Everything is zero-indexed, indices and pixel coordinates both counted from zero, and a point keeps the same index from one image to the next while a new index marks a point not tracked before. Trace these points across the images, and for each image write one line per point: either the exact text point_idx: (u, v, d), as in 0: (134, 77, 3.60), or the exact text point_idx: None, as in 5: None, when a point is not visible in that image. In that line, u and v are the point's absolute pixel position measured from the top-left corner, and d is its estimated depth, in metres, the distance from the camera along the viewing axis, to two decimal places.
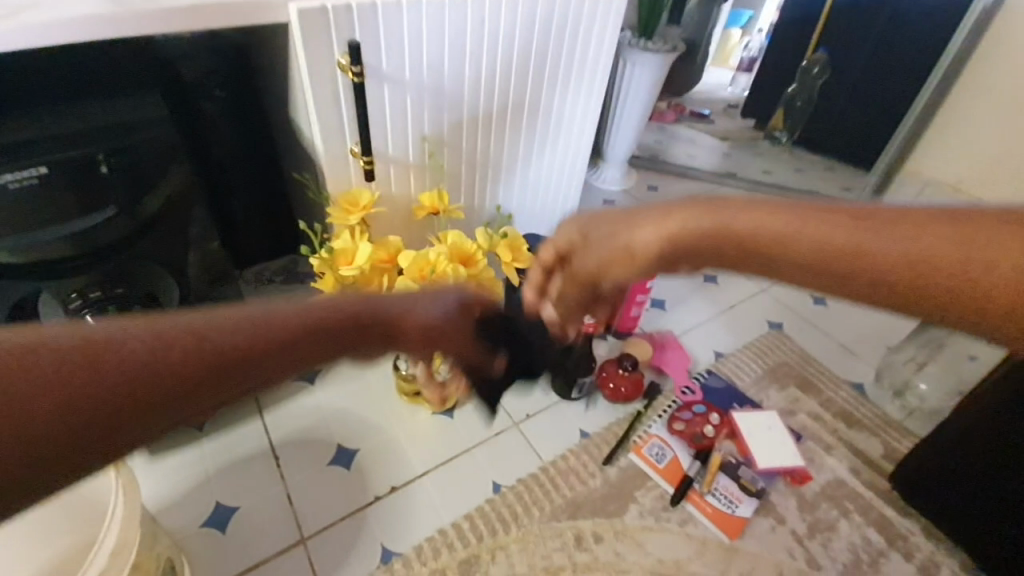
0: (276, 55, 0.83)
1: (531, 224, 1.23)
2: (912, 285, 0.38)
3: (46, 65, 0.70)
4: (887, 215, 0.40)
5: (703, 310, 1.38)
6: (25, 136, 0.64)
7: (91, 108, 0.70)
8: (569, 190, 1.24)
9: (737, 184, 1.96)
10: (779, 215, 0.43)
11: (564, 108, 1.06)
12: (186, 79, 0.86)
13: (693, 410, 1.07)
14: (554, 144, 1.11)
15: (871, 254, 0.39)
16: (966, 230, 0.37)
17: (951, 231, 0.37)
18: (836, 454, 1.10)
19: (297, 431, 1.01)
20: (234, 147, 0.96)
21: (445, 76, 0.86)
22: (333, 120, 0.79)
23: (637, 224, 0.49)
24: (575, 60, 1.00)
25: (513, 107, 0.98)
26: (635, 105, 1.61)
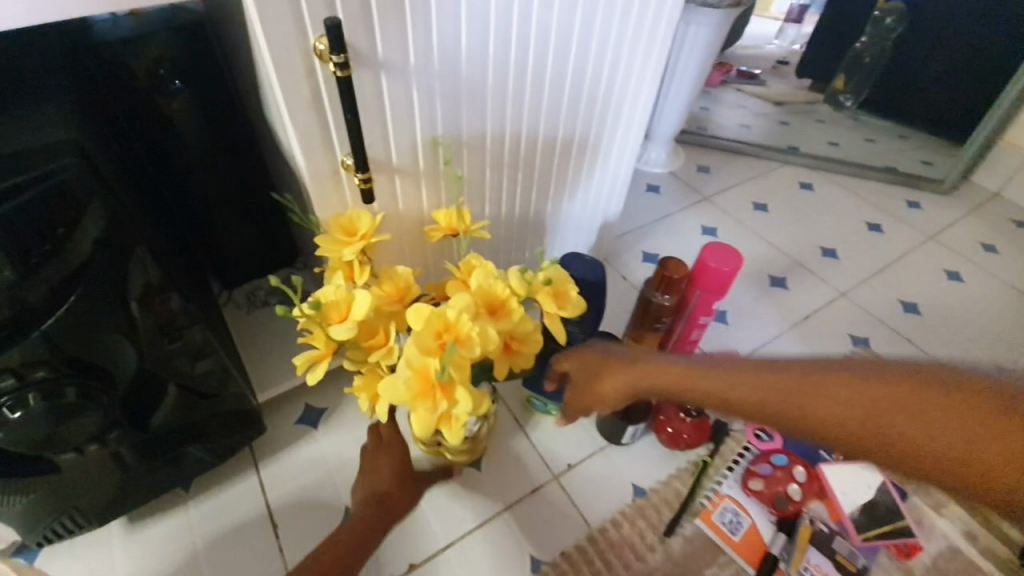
0: (240, 37, 0.64)
1: (567, 230, 1.03)
2: (929, 464, 0.42)
3: None
4: (815, 378, 0.48)
5: (771, 322, 1.17)
6: None
7: None
8: (614, 187, 1.02)
9: (802, 161, 1.69)
10: (730, 374, 0.52)
11: (613, 91, 0.84)
12: (139, 66, 0.67)
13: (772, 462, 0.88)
14: (599, 135, 0.89)
15: (884, 433, 0.44)
16: (948, 409, 0.42)
17: (944, 421, 0.42)
18: (946, 512, 0.90)
19: (300, 489, 0.86)
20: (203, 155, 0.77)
21: (462, 60, 0.65)
22: (314, 126, 0.60)
23: (605, 372, 0.61)
24: (629, 29, 0.77)
25: (550, 94, 0.76)
26: (688, 74, 1.36)
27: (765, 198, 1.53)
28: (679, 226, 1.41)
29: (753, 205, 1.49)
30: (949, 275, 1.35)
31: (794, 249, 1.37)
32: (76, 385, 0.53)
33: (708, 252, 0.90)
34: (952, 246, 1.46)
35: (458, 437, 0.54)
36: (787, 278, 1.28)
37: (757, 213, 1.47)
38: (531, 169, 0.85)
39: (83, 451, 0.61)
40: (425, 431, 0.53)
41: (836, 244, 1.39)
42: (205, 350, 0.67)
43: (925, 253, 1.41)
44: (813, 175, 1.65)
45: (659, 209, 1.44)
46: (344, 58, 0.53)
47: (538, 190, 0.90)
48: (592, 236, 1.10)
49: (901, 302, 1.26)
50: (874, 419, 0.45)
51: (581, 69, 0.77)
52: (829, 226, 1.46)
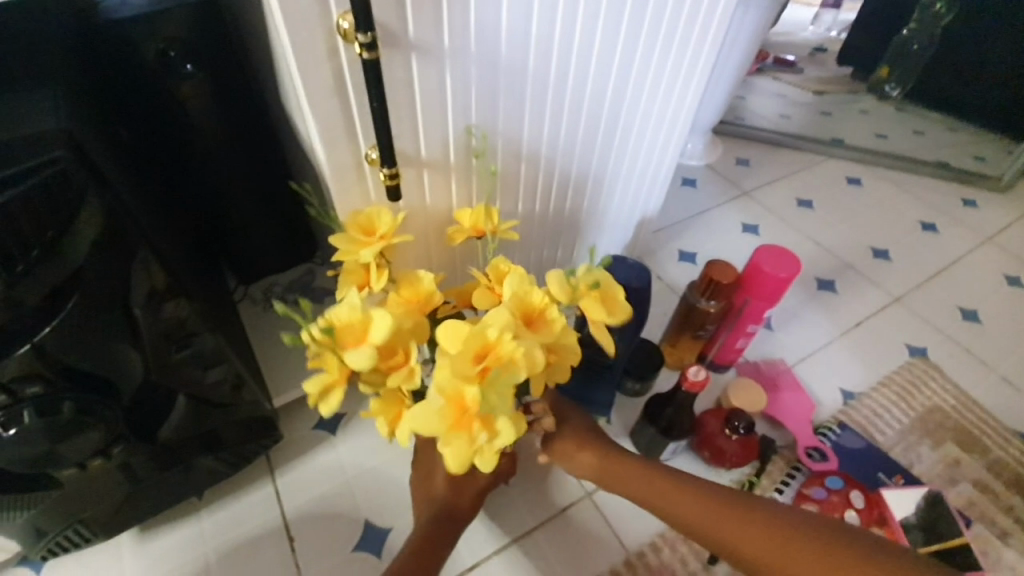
0: (256, 14, 0.57)
1: (603, 228, 0.96)
2: None
3: None
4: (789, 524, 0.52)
5: (818, 329, 1.09)
6: None
7: None
8: (654, 183, 0.95)
9: (847, 154, 1.58)
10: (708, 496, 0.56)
11: (662, 77, 0.76)
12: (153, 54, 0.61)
13: (827, 483, 0.80)
14: (643, 127, 0.82)
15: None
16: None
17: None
18: (1015, 543, 0.82)
19: (317, 499, 0.81)
20: (217, 146, 0.72)
21: (501, 41, 0.58)
22: (337, 116, 0.54)
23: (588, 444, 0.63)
24: (685, 9, 0.69)
25: (594, 81, 0.69)
26: (732, 59, 1.26)
27: (809, 194, 1.43)
28: (717, 222, 1.32)
29: (796, 201, 1.39)
30: (1010, 280, 1.25)
31: (840, 249, 1.28)
32: (74, 400, 0.49)
33: (760, 255, 0.82)
34: (1013, 249, 1.35)
35: (490, 468, 0.48)
36: (834, 282, 1.19)
37: (801, 210, 1.38)
38: (569, 163, 0.78)
39: (86, 466, 0.56)
40: (458, 465, 0.47)
41: (886, 245, 1.30)
42: (220, 357, 0.62)
43: (983, 256, 1.31)
44: (859, 170, 1.55)
45: (695, 205, 1.35)
46: (371, 37, 0.46)
47: (576, 186, 0.83)
48: (628, 234, 1.03)
49: (959, 309, 1.17)
50: (724, 534, 0.54)
51: (631, 53, 0.69)
52: (878, 225, 1.35)
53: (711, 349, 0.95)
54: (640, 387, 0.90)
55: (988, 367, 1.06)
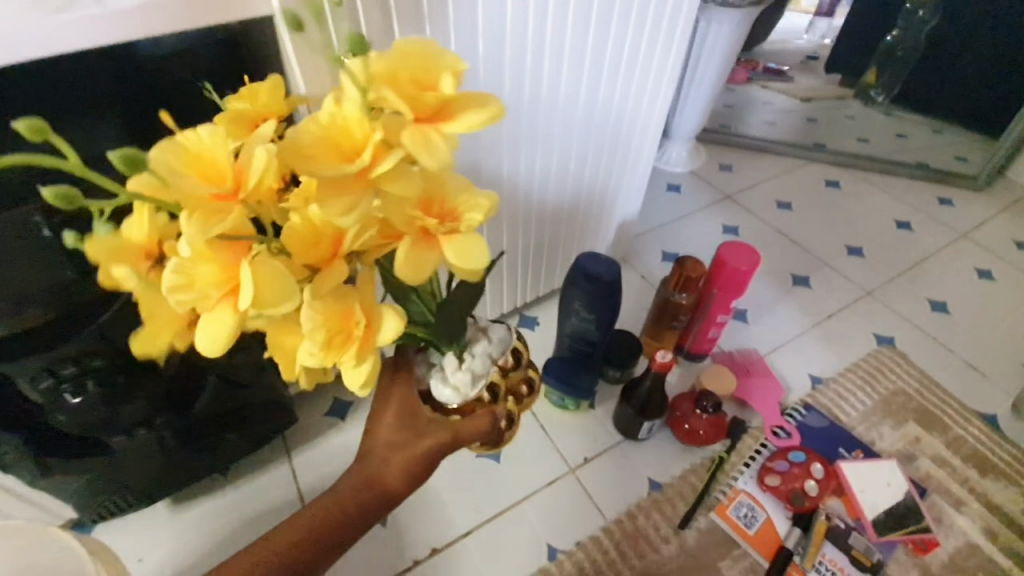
0: None
1: (585, 230, 1.05)
2: None
3: None
4: None
5: (792, 321, 1.16)
6: None
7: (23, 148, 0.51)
8: (631, 187, 1.05)
9: (828, 158, 1.66)
10: None
11: (628, 94, 0.86)
12: None
13: (789, 458, 0.88)
14: (616, 138, 0.92)
15: None
16: None
17: None
18: (968, 511, 0.88)
19: (328, 476, 0.91)
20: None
21: (479, 65, 0.69)
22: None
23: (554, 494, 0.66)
24: (643, 33, 0.80)
25: (565, 98, 0.79)
26: (708, 73, 1.36)
27: (790, 197, 1.51)
28: (700, 224, 1.41)
29: (776, 204, 1.48)
30: (981, 274, 1.31)
31: (817, 247, 1.35)
32: (125, 374, 0.59)
33: (725, 250, 0.91)
34: (987, 245, 1.41)
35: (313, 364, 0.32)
36: (810, 278, 1.27)
37: (781, 211, 1.46)
38: (548, 171, 0.88)
39: (133, 435, 0.66)
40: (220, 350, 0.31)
41: (861, 243, 1.37)
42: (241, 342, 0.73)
43: (956, 252, 1.37)
44: (839, 173, 1.63)
45: (680, 208, 1.44)
46: None
47: (556, 191, 0.92)
48: (610, 236, 1.12)
49: (929, 302, 1.23)
50: None
51: (597, 73, 0.80)
52: (855, 225, 1.43)
53: (686, 339, 1.04)
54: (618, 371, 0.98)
55: (953, 354, 1.13)
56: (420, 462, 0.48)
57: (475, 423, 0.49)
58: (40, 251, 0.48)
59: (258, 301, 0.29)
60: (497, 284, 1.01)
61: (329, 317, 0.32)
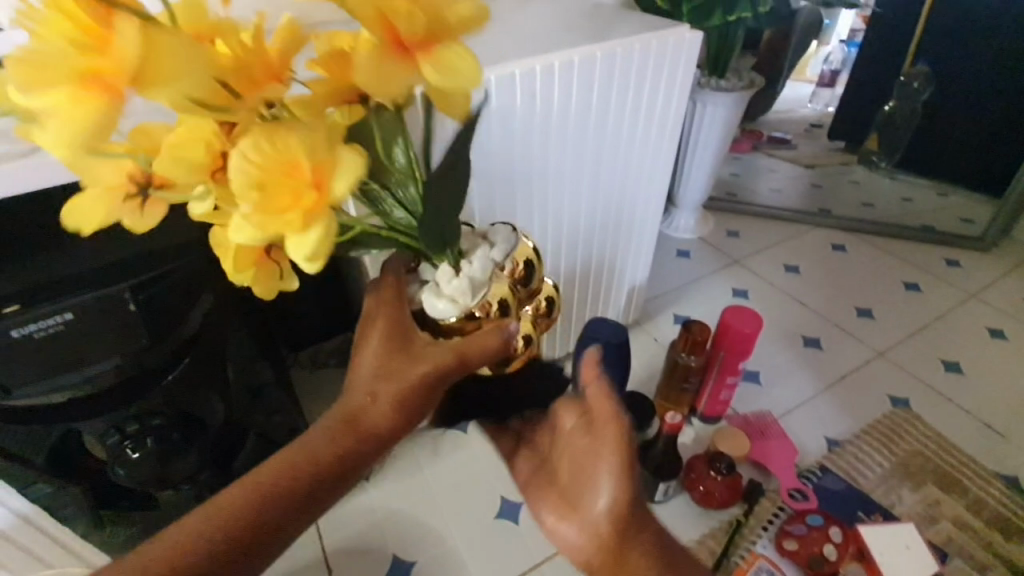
0: None
1: (597, 295, 1.12)
2: None
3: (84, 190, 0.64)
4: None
5: (804, 383, 1.18)
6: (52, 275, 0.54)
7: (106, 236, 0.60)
8: (638, 255, 1.12)
9: (833, 223, 1.73)
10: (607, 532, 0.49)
11: (630, 172, 0.96)
12: None
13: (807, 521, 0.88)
14: (621, 210, 1.01)
15: None
16: None
17: None
18: None
19: (353, 536, 0.94)
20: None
21: (496, 155, 0.79)
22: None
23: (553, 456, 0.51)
24: (640, 122, 0.91)
25: (572, 178, 0.89)
26: (708, 149, 1.47)
27: (798, 261, 1.57)
28: (710, 288, 1.46)
29: (784, 268, 1.53)
30: (993, 334, 1.33)
31: (826, 310, 1.39)
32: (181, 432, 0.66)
33: (729, 314, 0.96)
34: (999, 306, 1.43)
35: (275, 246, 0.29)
36: (821, 339, 1.29)
37: (789, 275, 1.51)
38: (559, 242, 0.96)
39: (179, 491, 0.72)
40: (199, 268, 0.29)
41: (870, 305, 1.41)
42: (274, 396, 0.80)
43: (966, 312, 1.40)
44: (846, 237, 1.68)
45: (689, 273, 1.50)
46: None
47: (567, 261, 1.00)
48: (621, 301, 1.18)
49: (942, 362, 1.25)
50: None
51: (601, 157, 0.90)
52: (863, 287, 1.47)
53: (699, 401, 1.07)
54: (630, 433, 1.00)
55: (970, 414, 1.13)
56: (419, 395, 0.41)
57: (481, 344, 0.43)
58: (119, 324, 0.56)
59: (148, 82, 0.25)
60: None
61: (273, 188, 0.28)
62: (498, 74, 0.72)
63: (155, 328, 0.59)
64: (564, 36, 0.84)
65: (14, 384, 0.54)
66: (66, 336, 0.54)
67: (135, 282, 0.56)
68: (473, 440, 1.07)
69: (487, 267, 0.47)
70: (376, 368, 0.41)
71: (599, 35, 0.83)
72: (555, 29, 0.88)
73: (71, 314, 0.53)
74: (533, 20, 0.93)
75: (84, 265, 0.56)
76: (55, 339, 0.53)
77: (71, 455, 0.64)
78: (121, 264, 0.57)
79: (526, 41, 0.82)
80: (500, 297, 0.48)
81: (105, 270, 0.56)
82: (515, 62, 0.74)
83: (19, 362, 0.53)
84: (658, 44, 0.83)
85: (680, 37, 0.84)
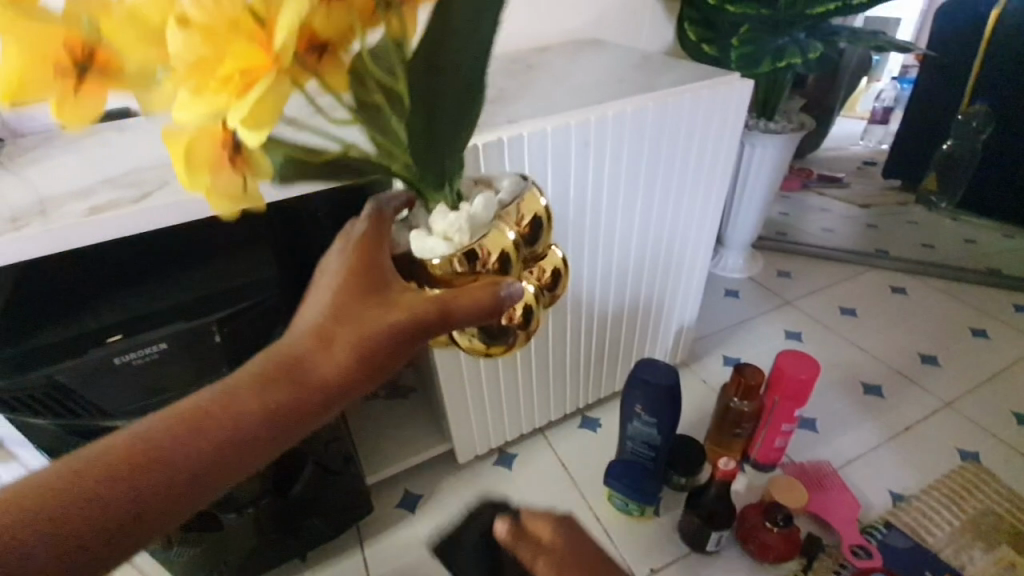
0: None
1: (645, 335, 1.12)
2: None
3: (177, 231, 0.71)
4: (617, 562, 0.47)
5: (864, 432, 1.13)
6: (146, 307, 0.60)
7: (182, 278, 0.63)
8: (687, 295, 1.12)
9: (890, 264, 1.67)
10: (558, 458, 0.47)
11: (679, 214, 0.97)
12: None
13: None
14: (669, 251, 1.01)
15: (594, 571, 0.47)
16: None
17: None
18: None
19: (398, 570, 0.95)
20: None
21: (550, 199, 0.81)
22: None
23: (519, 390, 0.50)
24: (690, 165, 0.92)
25: (622, 220, 0.91)
26: (756, 190, 1.46)
27: (854, 303, 1.52)
28: (761, 330, 1.43)
29: (839, 310, 1.48)
30: None
31: (885, 355, 1.33)
32: None
33: (783, 359, 0.93)
34: None
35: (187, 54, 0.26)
36: (881, 387, 1.24)
37: (844, 317, 1.46)
38: (608, 281, 0.97)
39: (241, 515, 0.75)
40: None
41: (934, 351, 1.34)
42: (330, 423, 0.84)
43: None
44: (905, 279, 1.62)
45: (737, 314, 1.48)
46: None
47: (616, 301, 1.01)
48: (669, 342, 1.18)
49: (1018, 415, 1.17)
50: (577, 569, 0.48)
51: (650, 198, 0.92)
52: (925, 333, 1.40)
53: (752, 447, 1.03)
54: (681, 477, 0.98)
55: None
56: (375, 341, 0.39)
57: (473, 296, 0.42)
58: (207, 351, 0.61)
59: None
60: (563, 384, 1.07)
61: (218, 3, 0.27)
62: (554, 125, 0.76)
63: (238, 354, 0.64)
64: (614, 85, 0.88)
65: (108, 408, 0.59)
66: (156, 364, 0.59)
67: (221, 315, 0.61)
68: (518, 477, 1.07)
69: (478, 220, 0.45)
70: (333, 311, 0.40)
71: (649, 85, 0.86)
72: (605, 79, 0.92)
73: (162, 344, 0.58)
74: (582, 71, 0.98)
75: (172, 298, 0.61)
76: (146, 367, 0.58)
77: None
78: (205, 298, 0.62)
79: (577, 92, 0.86)
80: (500, 250, 0.45)
81: (193, 303, 0.61)
82: (569, 113, 0.77)
83: (115, 386, 0.58)
84: (708, 92, 0.86)
85: (730, 85, 0.86)
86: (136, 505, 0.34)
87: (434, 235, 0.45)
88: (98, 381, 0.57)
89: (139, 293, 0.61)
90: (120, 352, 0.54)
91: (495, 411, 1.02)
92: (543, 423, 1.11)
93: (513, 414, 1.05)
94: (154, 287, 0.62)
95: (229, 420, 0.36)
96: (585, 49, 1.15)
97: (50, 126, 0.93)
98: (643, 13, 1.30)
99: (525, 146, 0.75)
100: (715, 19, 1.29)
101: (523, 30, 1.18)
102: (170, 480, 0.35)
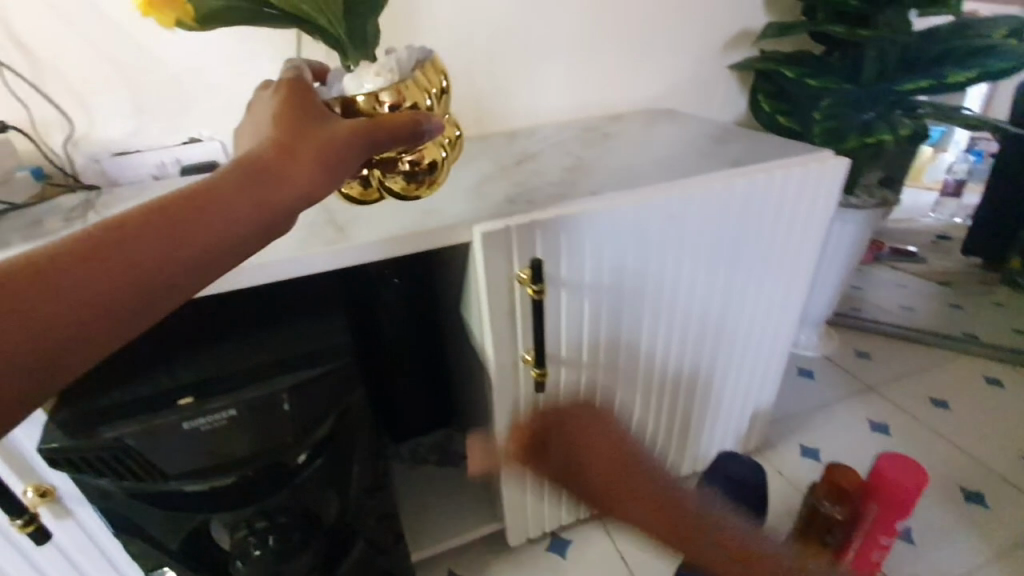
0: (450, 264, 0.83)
1: (717, 418, 1.03)
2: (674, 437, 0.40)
3: (257, 293, 0.72)
4: None
5: (972, 552, 0.98)
6: (220, 371, 0.59)
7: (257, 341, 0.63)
8: (764, 378, 1.03)
9: (983, 352, 1.52)
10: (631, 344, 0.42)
11: (761, 292, 0.91)
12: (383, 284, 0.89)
13: None
14: (748, 330, 0.95)
15: None
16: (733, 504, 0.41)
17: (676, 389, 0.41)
18: None
19: None
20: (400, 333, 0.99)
21: (629, 273, 0.78)
22: (505, 339, 0.74)
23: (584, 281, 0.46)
24: (777, 243, 0.87)
25: (701, 297, 0.86)
26: (834, 266, 1.38)
27: (946, 394, 1.37)
28: (840, 418, 1.31)
29: (929, 401, 1.35)
30: None
31: (989, 458, 1.18)
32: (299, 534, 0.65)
33: (884, 464, 0.83)
34: None
35: None
36: (988, 497, 1.09)
37: (936, 410, 1.32)
38: (682, 360, 0.91)
39: None
40: None
41: None
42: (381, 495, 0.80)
43: None
44: (1001, 369, 1.47)
45: (811, 396, 1.36)
46: (541, 285, 0.69)
47: (687, 381, 0.94)
48: (741, 427, 1.09)
49: None
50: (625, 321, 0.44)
51: (732, 275, 0.86)
52: None
53: None
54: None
55: None
56: (327, 156, 0.43)
57: (396, 122, 0.48)
58: (274, 419, 0.59)
59: None
60: None
61: None
62: (639, 200, 0.73)
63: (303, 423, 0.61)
64: (696, 159, 0.85)
65: (172, 472, 0.57)
66: (223, 430, 0.57)
67: (292, 384, 0.59)
68: (571, 565, 0.99)
69: (390, 78, 0.54)
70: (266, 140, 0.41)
71: (735, 160, 0.83)
72: (685, 152, 0.90)
73: (231, 410, 0.56)
74: (660, 142, 0.96)
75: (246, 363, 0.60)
76: (213, 432, 0.57)
77: (200, 545, 0.65)
78: (280, 364, 0.60)
79: (657, 164, 0.84)
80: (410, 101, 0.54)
81: (266, 371, 0.59)
82: (654, 187, 0.75)
83: (180, 450, 0.56)
84: (800, 169, 0.81)
85: (824, 163, 0.82)
86: (102, 295, 0.30)
87: (374, 72, 0.54)
88: (165, 444, 0.55)
89: (215, 354, 0.61)
90: (190, 418, 0.53)
91: (551, 492, 0.95)
92: (601, 507, 1.03)
93: (570, 496, 0.98)
94: (230, 350, 0.61)
95: (187, 228, 0.34)
96: (660, 119, 1.14)
97: (145, 176, 0.97)
98: (716, 84, 1.29)
99: (607, 221, 0.72)
100: (791, 93, 1.28)
101: (595, 98, 1.19)
102: (104, 289, 0.30)
